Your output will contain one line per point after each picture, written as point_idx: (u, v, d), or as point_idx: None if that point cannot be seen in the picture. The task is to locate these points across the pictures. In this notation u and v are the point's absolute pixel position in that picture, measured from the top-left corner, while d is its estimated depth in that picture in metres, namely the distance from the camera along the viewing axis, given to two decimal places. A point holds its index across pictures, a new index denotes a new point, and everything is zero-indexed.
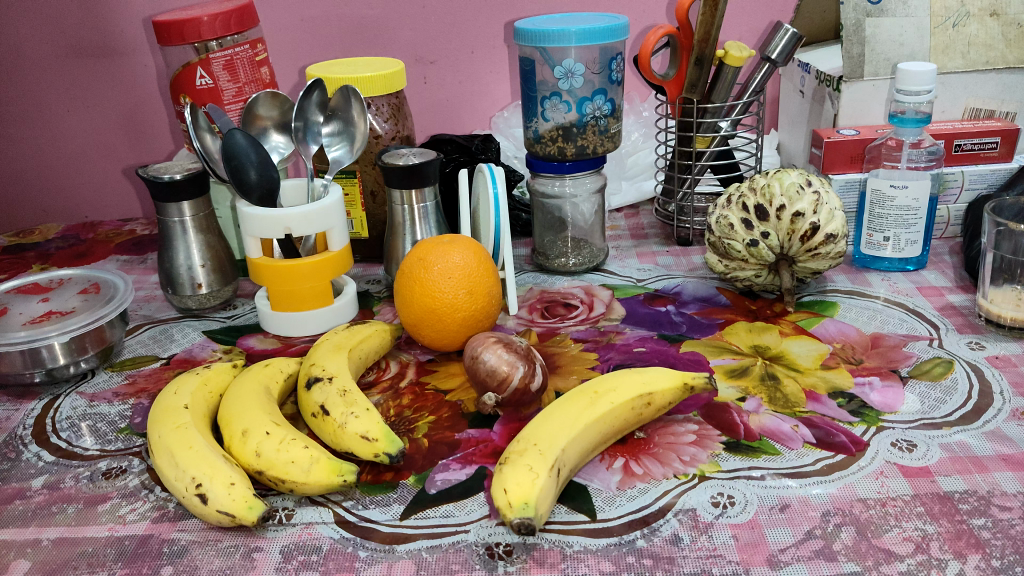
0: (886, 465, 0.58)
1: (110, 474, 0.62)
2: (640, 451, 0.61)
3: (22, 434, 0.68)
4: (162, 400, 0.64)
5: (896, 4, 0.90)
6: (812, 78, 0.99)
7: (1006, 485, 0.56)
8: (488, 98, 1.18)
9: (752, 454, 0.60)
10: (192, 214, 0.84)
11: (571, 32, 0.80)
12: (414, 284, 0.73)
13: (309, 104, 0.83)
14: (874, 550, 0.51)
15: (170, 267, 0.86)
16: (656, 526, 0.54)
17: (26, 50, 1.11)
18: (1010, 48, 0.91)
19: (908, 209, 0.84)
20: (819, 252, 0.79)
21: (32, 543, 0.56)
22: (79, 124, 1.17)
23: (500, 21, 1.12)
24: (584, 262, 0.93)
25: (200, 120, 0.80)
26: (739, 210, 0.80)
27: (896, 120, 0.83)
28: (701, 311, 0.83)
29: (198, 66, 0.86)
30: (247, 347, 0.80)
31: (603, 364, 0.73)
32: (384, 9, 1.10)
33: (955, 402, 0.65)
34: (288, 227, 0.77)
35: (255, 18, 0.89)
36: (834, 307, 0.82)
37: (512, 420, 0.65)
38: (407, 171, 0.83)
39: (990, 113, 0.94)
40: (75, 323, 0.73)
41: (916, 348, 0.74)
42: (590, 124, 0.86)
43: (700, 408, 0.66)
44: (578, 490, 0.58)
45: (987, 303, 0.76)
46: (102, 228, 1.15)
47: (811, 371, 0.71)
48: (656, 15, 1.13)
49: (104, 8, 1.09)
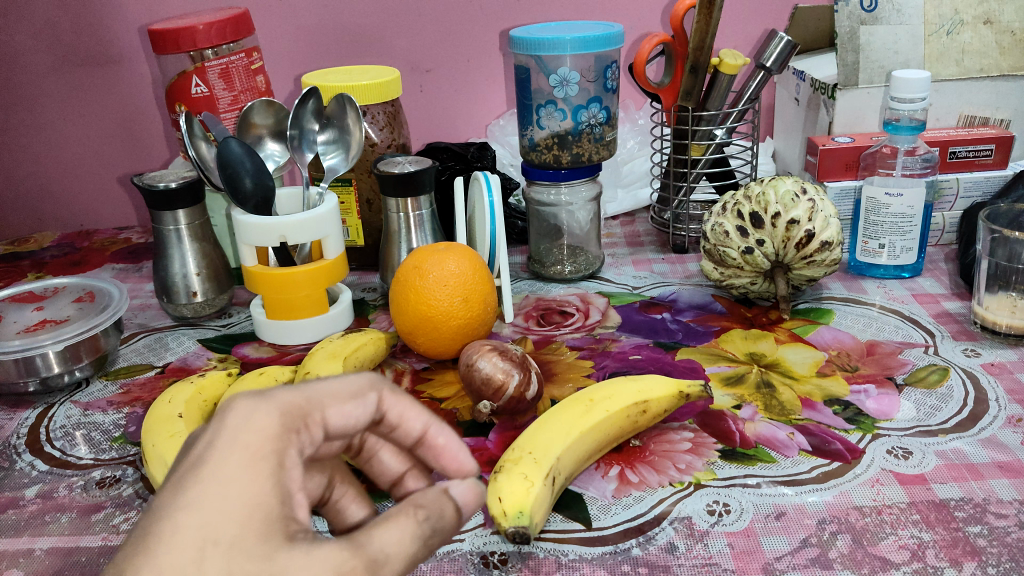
0: (882, 473, 0.58)
1: (104, 483, 0.62)
2: (635, 460, 0.61)
3: (16, 443, 0.68)
4: (157, 408, 0.64)
5: (890, 12, 0.90)
6: (806, 86, 0.99)
7: (1003, 493, 0.55)
8: (484, 105, 1.18)
9: (746, 462, 0.60)
10: (187, 222, 0.84)
11: (566, 41, 0.80)
12: (409, 291, 0.73)
13: (303, 112, 0.83)
14: (870, 558, 0.51)
15: (165, 275, 0.86)
16: (651, 534, 0.54)
17: (23, 59, 1.11)
18: (1004, 55, 0.91)
19: (903, 216, 0.84)
20: (813, 260, 0.79)
21: (26, 553, 0.55)
22: (75, 132, 1.17)
23: (495, 30, 1.13)
24: (580, 270, 0.92)
25: (194, 128, 0.79)
26: (734, 218, 0.80)
27: (890, 128, 0.83)
28: (697, 319, 0.82)
29: (194, 74, 0.86)
30: (241, 355, 0.80)
31: (598, 372, 0.73)
32: (380, 18, 1.11)
33: (951, 409, 0.65)
34: (283, 236, 0.77)
35: (251, 26, 0.89)
36: (829, 314, 0.82)
37: (507, 429, 0.65)
38: (401, 179, 0.83)
39: (984, 120, 0.94)
40: (69, 331, 0.73)
41: (912, 355, 0.73)
42: (585, 132, 0.86)
43: (696, 416, 0.66)
44: (574, 499, 0.57)
45: (983, 310, 0.76)
46: (98, 237, 1.14)
47: (807, 378, 0.71)
48: (651, 23, 1.13)
49: (100, 16, 1.09)
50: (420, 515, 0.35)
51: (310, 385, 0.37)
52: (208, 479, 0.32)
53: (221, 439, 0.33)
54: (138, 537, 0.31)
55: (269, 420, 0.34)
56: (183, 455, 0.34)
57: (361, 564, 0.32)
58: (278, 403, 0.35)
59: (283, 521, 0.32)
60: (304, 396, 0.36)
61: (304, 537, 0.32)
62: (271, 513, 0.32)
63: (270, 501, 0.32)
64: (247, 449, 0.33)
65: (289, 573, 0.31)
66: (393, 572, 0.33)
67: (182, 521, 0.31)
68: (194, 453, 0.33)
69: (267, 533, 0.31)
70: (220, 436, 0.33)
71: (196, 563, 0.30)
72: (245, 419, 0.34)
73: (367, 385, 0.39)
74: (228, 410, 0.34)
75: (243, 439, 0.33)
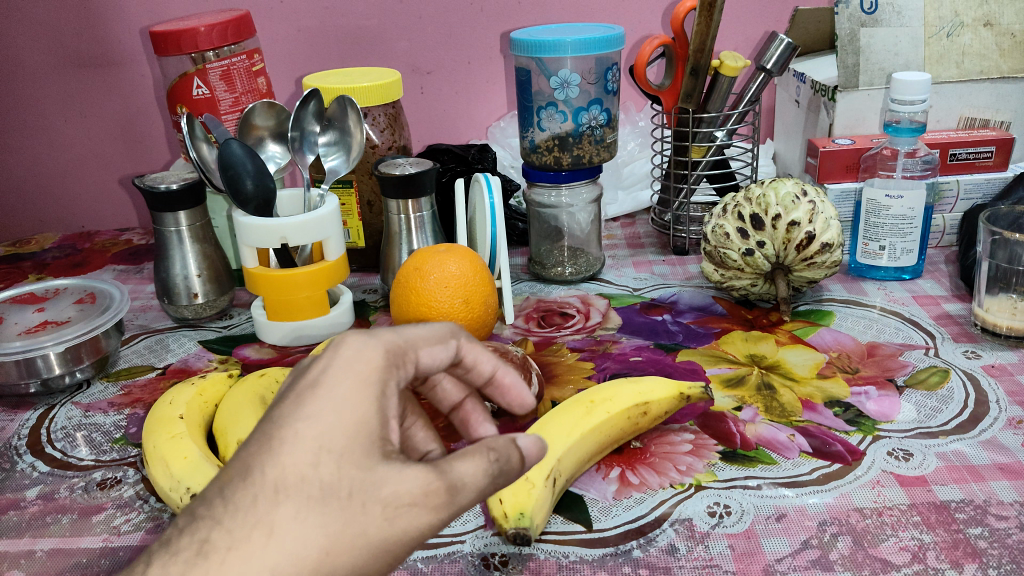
0: (882, 474, 0.58)
1: (104, 485, 0.62)
2: (636, 461, 0.61)
3: (17, 444, 0.68)
4: (157, 410, 0.64)
5: (890, 14, 0.90)
6: (807, 88, 0.99)
7: (1003, 495, 0.55)
8: (485, 107, 1.18)
9: (747, 463, 0.60)
10: (188, 223, 0.84)
11: (567, 43, 0.80)
12: (410, 292, 0.73)
13: (304, 114, 0.83)
14: (870, 560, 0.51)
15: (166, 277, 0.86)
16: (652, 536, 0.54)
17: (24, 60, 1.11)
18: (1004, 57, 0.91)
19: (903, 218, 0.84)
20: (814, 261, 0.79)
21: (26, 554, 0.55)
22: (76, 133, 1.17)
23: (496, 32, 1.13)
24: (581, 272, 0.92)
25: (195, 129, 0.79)
26: (734, 219, 0.80)
27: (890, 129, 0.83)
28: (698, 320, 0.82)
29: (195, 76, 0.86)
30: (243, 356, 0.80)
31: (599, 373, 0.73)
32: (381, 20, 1.11)
33: (951, 411, 0.65)
34: (283, 237, 0.77)
35: (252, 28, 0.89)
36: (830, 316, 0.82)
37: (508, 429, 0.65)
38: (403, 180, 0.83)
39: (984, 122, 0.94)
40: (70, 332, 0.73)
41: (913, 356, 0.74)
42: (586, 134, 0.86)
43: (696, 417, 0.66)
44: (575, 500, 0.57)
45: (983, 312, 0.76)
46: (99, 238, 1.15)
47: (807, 380, 0.71)
48: (651, 25, 1.13)
49: (102, 18, 1.10)
50: (492, 455, 0.38)
51: (405, 329, 0.42)
52: (322, 397, 0.36)
53: (334, 365, 0.38)
54: (262, 439, 0.35)
55: (376, 354, 0.39)
56: (296, 377, 0.38)
57: (443, 488, 0.36)
58: (383, 341, 0.40)
59: (381, 443, 0.36)
60: (401, 338, 0.41)
61: (397, 457, 0.37)
62: (372, 434, 0.36)
63: (372, 422, 0.36)
64: (358, 375, 0.37)
65: (386, 484, 0.35)
66: (468, 499, 0.37)
67: (302, 430, 0.35)
68: (308, 376, 0.38)
69: (368, 451, 0.36)
70: (332, 362, 0.38)
71: (312, 468, 0.35)
72: (356, 350, 0.39)
73: (446, 332, 0.44)
74: (340, 345, 0.39)
75: (354, 368, 0.38)
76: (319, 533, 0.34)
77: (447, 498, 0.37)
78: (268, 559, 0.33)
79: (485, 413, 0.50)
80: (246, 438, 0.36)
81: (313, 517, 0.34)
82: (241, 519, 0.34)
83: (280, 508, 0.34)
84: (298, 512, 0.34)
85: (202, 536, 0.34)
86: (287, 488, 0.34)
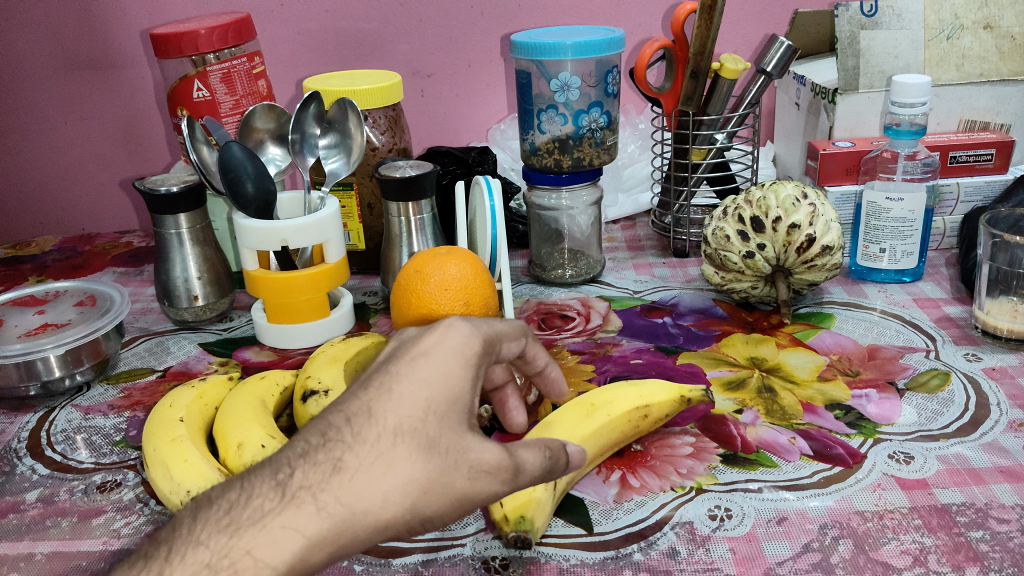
0: (884, 477, 0.58)
1: (104, 488, 0.62)
2: (637, 464, 0.61)
3: (17, 447, 0.68)
4: (158, 413, 0.64)
5: (891, 17, 0.90)
6: (807, 91, 0.99)
7: (1004, 498, 0.55)
8: (485, 109, 1.18)
9: (749, 466, 0.60)
10: (188, 226, 0.84)
11: (567, 45, 0.80)
12: (411, 295, 0.73)
13: (304, 117, 0.83)
14: (872, 563, 0.51)
15: (166, 279, 0.85)
16: (653, 539, 0.54)
17: (24, 63, 1.11)
18: (1004, 60, 0.91)
19: (903, 221, 0.84)
20: (814, 264, 0.79)
21: (26, 557, 0.55)
22: (76, 136, 1.17)
23: (497, 34, 1.13)
24: (580, 274, 0.93)
25: (195, 132, 0.79)
26: (735, 222, 0.80)
27: (891, 132, 0.83)
28: (698, 323, 0.82)
29: (196, 79, 0.86)
30: (243, 359, 0.80)
31: (600, 376, 0.73)
32: (381, 22, 1.11)
33: (952, 414, 0.65)
34: (285, 240, 0.77)
35: (253, 30, 0.89)
36: (830, 319, 0.82)
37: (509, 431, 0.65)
38: (403, 183, 0.83)
39: (984, 125, 0.94)
40: (70, 335, 0.73)
41: (914, 359, 0.74)
42: (586, 136, 0.86)
43: (697, 420, 0.66)
44: (575, 504, 0.57)
45: (984, 314, 0.76)
46: (99, 240, 1.15)
47: (808, 383, 0.71)
48: (651, 28, 1.13)
49: (102, 21, 1.10)
50: (547, 452, 0.45)
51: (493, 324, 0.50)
52: (433, 365, 0.44)
53: (442, 343, 0.46)
54: (383, 387, 0.44)
55: (474, 340, 0.47)
56: (408, 345, 0.47)
57: (509, 467, 0.43)
58: (481, 332, 0.47)
59: (469, 415, 0.44)
60: (491, 331, 0.49)
61: (477, 431, 0.44)
62: (465, 406, 0.44)
63: (466, 396, 0.44)
64: (460, 355, 0.45)
65: (471, 450, 0.43)
66: (526, 481, 0.44)
67: (415, 390, 0.43)
68: (419, 348, 0.46)
69: (461, 419, 0.43)
70: (441, 338, 0.46)
71: (421, 422, 0.42)
72: (460, 336, 0.46)
73: (517, 334, 0.52)
74: (447, 327, 0.47)
75: (457, 349, 0.46)
76: (420, 475, 0.41)
77: (511, 476, 0.43)
78: (384, 486, 0.41)
79: (518, 397, 0.60)
80: (368, 385, 0.44)
81: (419, 459, 0.42)
82: (366, 450, 0.42)
83: (396, 446, 0.42)
84: (410, 453, 0.42)
85: (337, 455, 0.42)
86: (404, 431, 0.42)
